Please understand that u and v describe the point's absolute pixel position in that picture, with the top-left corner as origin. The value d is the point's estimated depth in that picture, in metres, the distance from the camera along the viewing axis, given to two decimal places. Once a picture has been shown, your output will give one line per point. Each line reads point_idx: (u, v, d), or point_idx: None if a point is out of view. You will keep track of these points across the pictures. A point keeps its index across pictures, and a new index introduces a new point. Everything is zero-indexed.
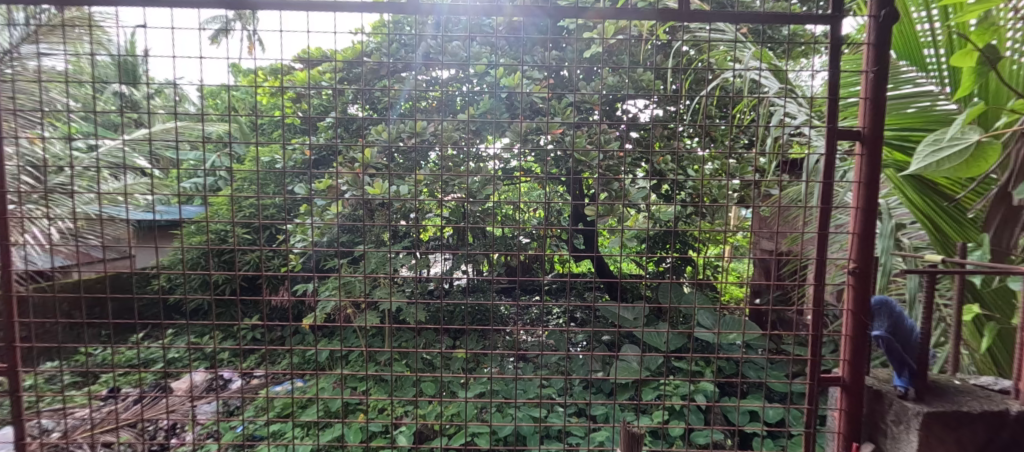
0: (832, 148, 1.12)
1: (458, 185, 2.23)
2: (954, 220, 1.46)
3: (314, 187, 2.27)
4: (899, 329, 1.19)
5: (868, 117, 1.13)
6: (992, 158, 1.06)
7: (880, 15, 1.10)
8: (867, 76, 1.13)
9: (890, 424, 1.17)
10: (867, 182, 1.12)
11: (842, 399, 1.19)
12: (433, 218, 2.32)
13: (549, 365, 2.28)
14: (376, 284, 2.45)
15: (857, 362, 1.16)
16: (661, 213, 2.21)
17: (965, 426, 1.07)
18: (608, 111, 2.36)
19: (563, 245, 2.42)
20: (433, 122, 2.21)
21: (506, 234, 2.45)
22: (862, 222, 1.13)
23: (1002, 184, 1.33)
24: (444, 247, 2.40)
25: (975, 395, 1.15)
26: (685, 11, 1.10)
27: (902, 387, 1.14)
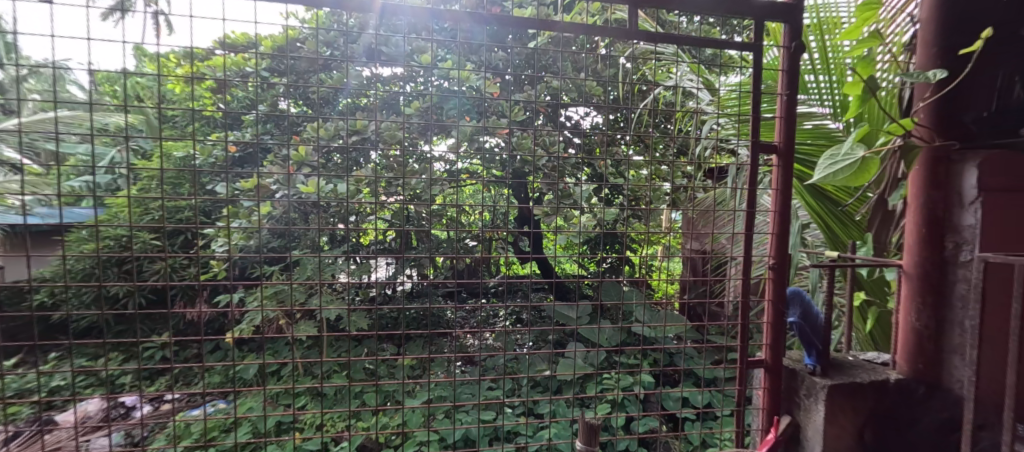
0: (757, 159, 1.26)
1: (400, 185, 2.13)
2: (842, 222, 1.75)
3: (240, 186, 2.02)
4: (807, 316, 1.37)
5: (783, 133, 1.30)
6: (873, 171, 1.27)
7: (791, 46, 1.27)
8: (781, 97, 1.29)
9: (802, 397, 1.36)
10: (782, 188, 1.29)
11: (765, 379, 1.35)
12: (375, 221, 2.21)
13: (496, 368, 2.23)
14: (313, 292, 2.24)
15: (777, 346, 1.32)
16: (605, 215, 2.29)
17: (860, 393, 1.31)
18: (553, 116, 2.37)
19: (509, 247, 2.42)
20: (375, 121, 2.09)
21: (451, 236, 2.39)
22: (779, 224, 1.28)
23: (880, 192, 1.59)
24: (387, 251, 2.29)
25: (865, 368, 1.41)
26: (633, 31, 1.19)
27: (812, 365, 1.34)
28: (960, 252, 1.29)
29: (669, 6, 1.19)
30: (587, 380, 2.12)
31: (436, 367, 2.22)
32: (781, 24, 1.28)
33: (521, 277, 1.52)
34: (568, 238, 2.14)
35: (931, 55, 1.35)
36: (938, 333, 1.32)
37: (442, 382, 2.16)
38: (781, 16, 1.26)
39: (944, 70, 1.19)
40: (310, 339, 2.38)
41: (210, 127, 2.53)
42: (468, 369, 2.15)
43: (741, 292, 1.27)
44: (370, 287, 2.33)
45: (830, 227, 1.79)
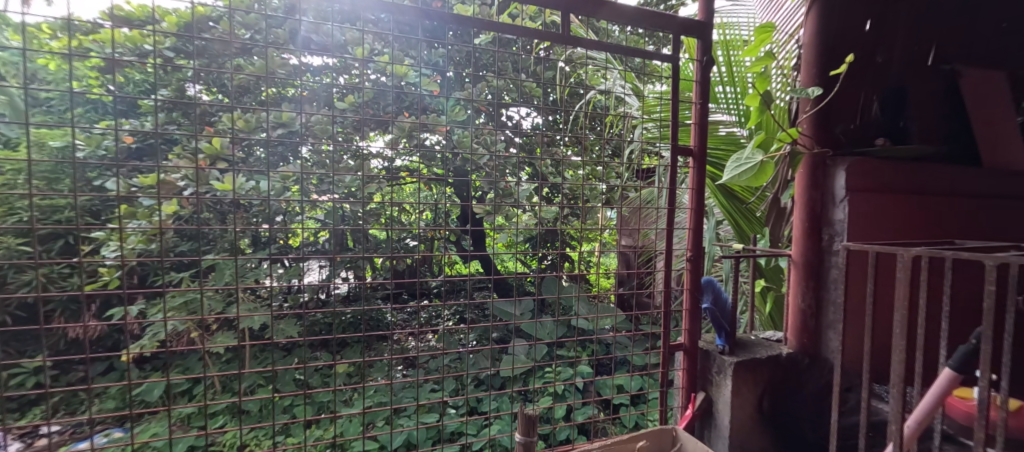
0: (677, 160, 1.39)
1: (333, 183, 2.00)
2: (746, 217, 2.02)
3: (136, 182, 1.73)
4: (718, 302, 1.62)
5: (698, 137, 1.43)
6: (769, 175, 1.45)
7: (703, 59, 1.42)
8: (696, 105, 1.43)
9: (715, 374, 1.62)
10: (697, 187, 1.43)
11: (683, 360, 1.50)
12: (305, 221, 2.02)
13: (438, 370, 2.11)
14: (232, 300, 1.98)
15: (694, 330, 1.47)
16: (545, 212, 2.27)
17: (758, 367, 1.58)
18: (494, 114, 2.25)
19: (451, 247, 2.34)
20: (303, 113, 1.89)
21: (391, 236, 2.27)
22: (694, 219, 1.42)
23: (774, 191, 1.85)
24: (319, 253, 2.10)
25: (764, 345, 1.70)
26: (567, 36, 1.24)
27: (723, 345, 1.61)
28: (832, 242, 1.61)
29: (596, 13, 1.28)
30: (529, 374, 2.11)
31: (376, 374, 2.09)
32: (694, 39, 1.42)
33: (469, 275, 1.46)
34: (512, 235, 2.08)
35: (810, 73, 1.70)
36: (817, 311, 1.63)
37: (382, 387, 2.05)
38: (694, 32, 1.40)
39: (818, 87, 1.51)
40: (229, 352, 2.12)
41: (96, 112, 2.14)
42: (409, 374, 2.04)
43: (664, 283, 1.38)
44: (297, 295, 2.11)
45: (736, 222, 2.04)
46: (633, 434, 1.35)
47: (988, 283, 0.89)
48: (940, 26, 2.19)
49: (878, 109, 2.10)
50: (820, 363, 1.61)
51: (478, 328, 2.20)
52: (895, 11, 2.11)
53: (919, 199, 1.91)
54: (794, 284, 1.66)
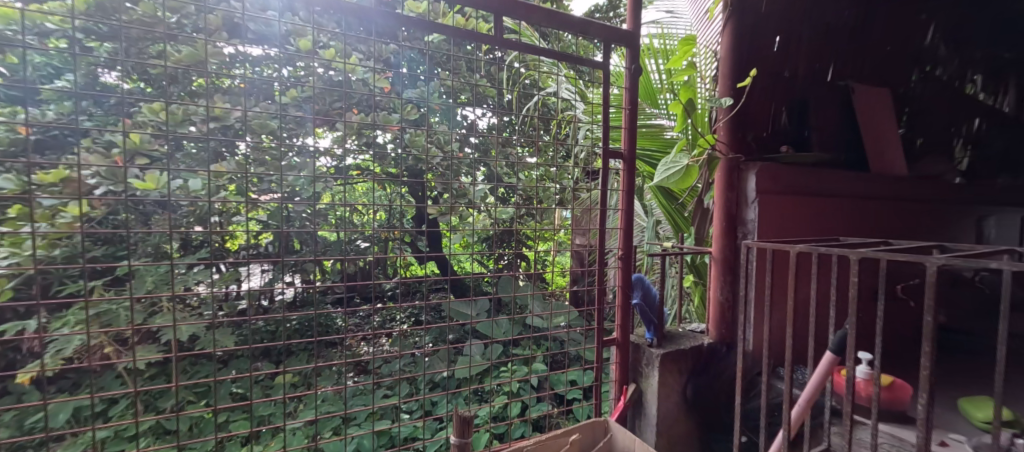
0: (608, 162, 1.49)
1: (275, 182, 1.84)
2: (679, 216, 2.48)
3: (31, 178, 1.49)
4: (647, 296, 1.98)
5: (627, 141, 1.55)
6: (694, 176, 2.04)
7: (633, 67, 1.55)
8: (625, 111, 1.55)
9: (645, 365, 2.00)
10: (627, 188, 1.56)
11: (617, 354, 1.65)
12: (244, 222, 1.86)
13: (392, 375, 2.03)
14: (155, 311, 1.78)
15: (626, 325, 1.63)
16: (501, 212, 2.24)
17: (681, 357, 1.98)
18: (449, 114, 2.20)
19: (406, 248, 2.23)
20: (238, 106, 1.74)
21: (340, 237, 2.14)
22: (625, 219, 1.55)
23: (702, 194, 2.34)
24: (261, 256, 1.95)
25: (690, 336, 2.13)
26: (500, 37, 1.29)
27: (651, 338, 1.98)
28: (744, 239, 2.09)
29: (529, 16, 1.35)
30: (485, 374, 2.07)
31: (325, 384, 1.98)
32: (622, 47, 1.55)
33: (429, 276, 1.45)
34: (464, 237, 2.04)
35: (727, 75, 2.16)
36: (732, 303, 2.09)
37: (330, 395, 1.95)
38: (624, 41, 1.54)
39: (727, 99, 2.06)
40: (152, 366, 1.89)
41: None
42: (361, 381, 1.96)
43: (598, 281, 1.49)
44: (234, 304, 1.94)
45: (673, 220, 2.51)
46: (568, 428, 1.40)
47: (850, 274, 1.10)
48: (835, 49, 2.63)
49: (785, 118, 2.44)
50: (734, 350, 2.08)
51: (433, 329, 2.15)
52: (799, 34, 2.45)
53: (818, 202, 2.27)
54: (715, 277, 2.09)
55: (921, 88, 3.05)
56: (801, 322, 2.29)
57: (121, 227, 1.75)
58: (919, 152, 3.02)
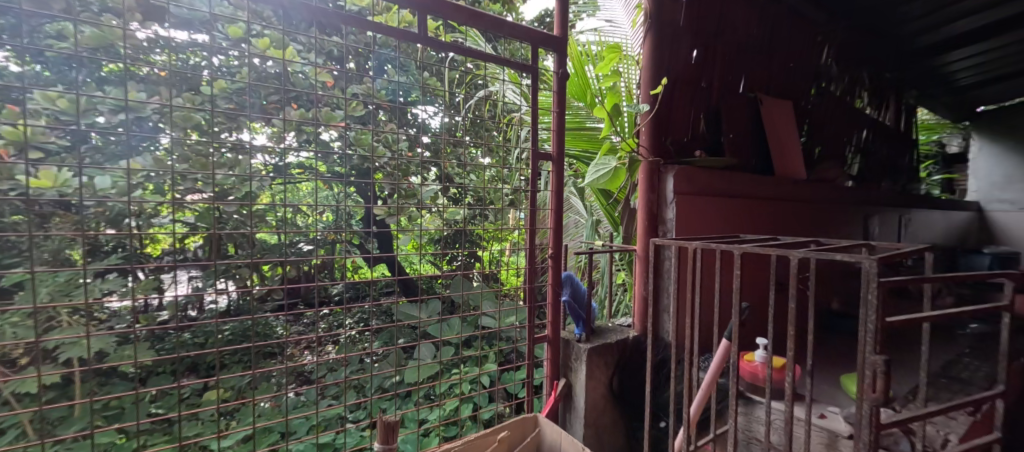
0: (536, 162, 1.70)
1: (204, 181, 1.70)
2: (610, 214, 2.63)
3: None
4: (575, 293, 2.15)
5: (556, 141, 1.77)
6: (619, 176, 2.29)
7: (562, 71, 1.74)
8: (556, 113, 1.77)
9: (573, 360, 2.15)
10: (557, 188, 1.79)
11: (548, 350, 1.85)
12: (168, 225, 1.70)
13: (337, 384, 1.94)
14: (53, 325, 1.57)
15: (556, 321, 1.82)
16: (454, 213, 2.23)
17: (607, 352, 2.15)
18: (398, 113, 2.16)
19: (356, 250, 2.14)
20: (157, 97, 1.59)
21: (280, 240, 2.02)
22: (555, 218, 1.77)
23: (628, 196, 2.56)
24: (188, 261, 1.79)
25: (616, 330, 2.34)
26: (424, 36, 1.36)
27: (580, 333, 2.16)
28: (664, 234, 2.28)
29: (455, 16, 1.44)
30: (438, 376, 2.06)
31: (259, 396, 1.86)
32: (551, 51, 1.75)
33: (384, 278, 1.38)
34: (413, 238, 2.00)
35: (648, 78, 2.33)
36: (653, 297, 2.29)
37: (268, 410, 1.83)
38: (553, 46, 1.73)
39: (644, 105, 2.30)
40: (51, 390, 1.66)
41: None
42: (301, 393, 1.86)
43: (528, 277, 1.69)
44: (156, 314, 1.79)
45: (609, 218, 2.66)
46: (498, 425, 1.56)
47: (736, 268, 1.33)
48: (746, 62, 2.91)
49: (704, 125, 2.64)
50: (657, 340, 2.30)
51: (383, 333, 2.08)
52: (714, 46, 2.67)
53: (729, 204, 2.52)
54: (639, 272, 2.27)
55: (814, 104, 3.49)
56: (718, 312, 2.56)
57: (10, 231, 1.51)
58: (815, 159, 3.45)
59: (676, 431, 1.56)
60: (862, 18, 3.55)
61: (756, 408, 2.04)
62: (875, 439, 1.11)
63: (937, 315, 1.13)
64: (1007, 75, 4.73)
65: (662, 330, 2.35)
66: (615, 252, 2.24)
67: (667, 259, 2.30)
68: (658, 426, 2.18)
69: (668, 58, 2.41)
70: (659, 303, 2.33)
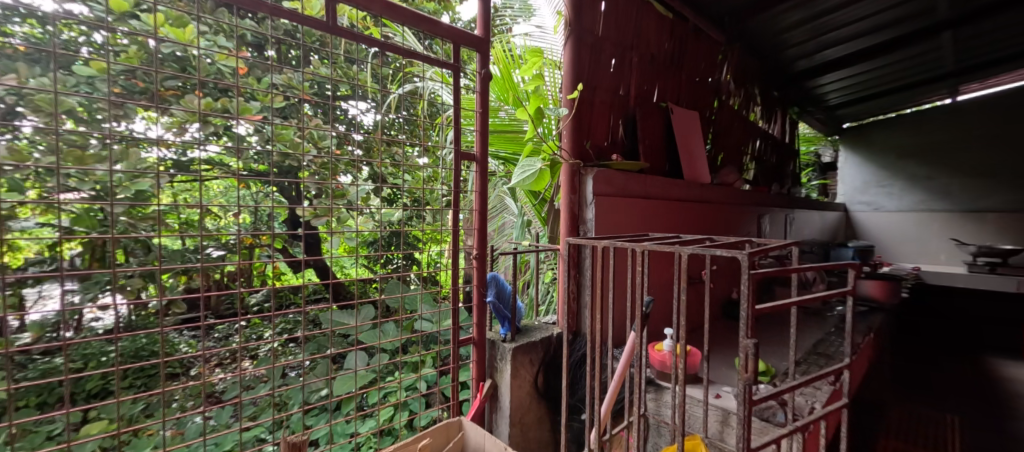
0: (460, 163, 1.72)
1: (80, 177, 1.46)
2: (539, 214, 2.69)
3: None
4: (501, 293, 2.18)
5: (479, 142, 1.81)
6: (543, 178, 2.32)
7: (485, 71, 1.79)
8: (478, 113, 1.81)
9: (498, 360, 2.16)
10: (481, 190, 1.82)
11: (475, 353, 1.86)
12: (34, 228, 1.47)
13: (254, 403, 1.77)
14: None
15: (481, 322, 1.84)
16: (387, 215, 2.13)
17: (532, 350, 2.19)
18: (324, 109, 2.04)
19: (279, 255, 1.98)
20: (17, 77, 1.36)
21: (186, 245, 1.82)
22: (479, 221, 1.82)
23: (551, 199, 2.62)
24: (63, 272, 1.54)
25: (541, 328, 2.39)
26: (332, 25, 1.27)
27: (505, 334, 2.18)
28: (585, 234, 2.37)
29: (369, 7, 1.39)
30: (371, 387, 1.95)
31: (157, 424, 1.66)
32: (475, 51, 1.78)
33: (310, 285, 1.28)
34: (343, 242, 1.85)
35: (568, 82, 2.42)
36: (575, 292, 2.37)
37: (167, 439, 1.61)
38: (476, 46, 1.76)
39: (564, 108, 2.37)
40: None
41: None
42: (210, 417, 1.68)
43: (454, 277, 1.69)
44: (15, 335, 1.50)
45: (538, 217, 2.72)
46: (420, 432, 1.53)
47: (640, 266, 1.46)
48: (659, 74, 3.12)
49: (622, 131, 2.81)
50: (580, 336, 2.38)
51: (309, 343, 1.87)
52: (631, 57, 2.84)
53: (643, 204, 2.67)
54: (563, 271, 2.35)
55: (715, 115, 3.83)
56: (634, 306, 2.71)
57: None
58: (717, 165, 3.80)
59: (592, 422, 1.62)
60: (753, 44, 4.03)
61: (664, 393, 2.18)
62: (749, 414, 1.21)
63: (805, 300, 1.27)
64: (865, 98, 5.62)
65: (584, 326, 2.43)
66: (540, 252, 2.30)
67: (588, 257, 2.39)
68: (578, 418, 2.28)
69: (588, 64, 2.51)
70: (581, 299, 2.42)
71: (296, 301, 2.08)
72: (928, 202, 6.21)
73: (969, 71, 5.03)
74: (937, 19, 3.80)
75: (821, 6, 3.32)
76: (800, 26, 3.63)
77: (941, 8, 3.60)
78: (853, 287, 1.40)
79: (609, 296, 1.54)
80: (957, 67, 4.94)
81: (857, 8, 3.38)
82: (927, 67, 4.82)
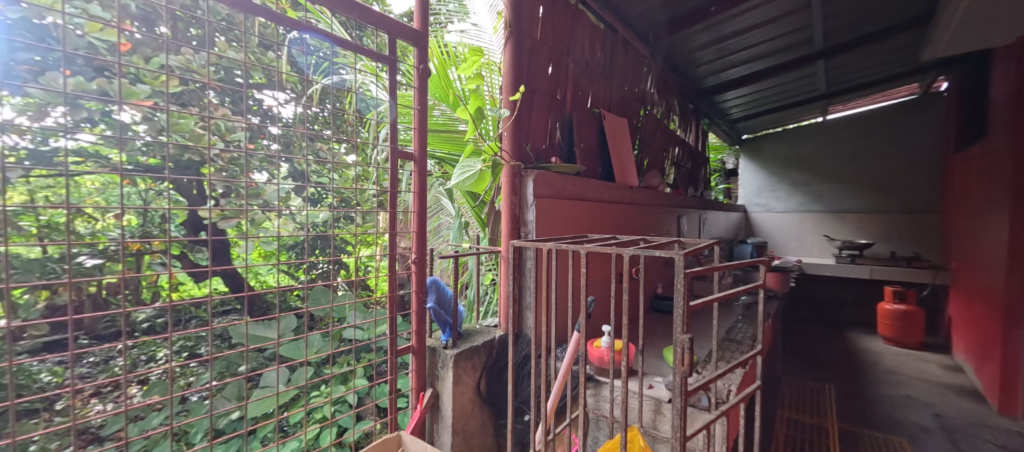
0: (397, 162, 1.63)
1: None
2: (478, 216, 2.63)
3: None
4: (440, 297, 2.11)
5: (418, 142, 1.74)
6: (483, 179, 2.28)
7: (422, 67, 1.74)
8: (416, 111, 1.74)
9: (437, 368, 2.07)
10: (420, 192, 1.74)
11: (414, 361, 1.82)
12: None
13: (144, 437, 1.54)
14: None
15: (421, 330, 1.80)
16: (311, 217, 1.97)
17: (473, 355, 2.12)
18: (231, 99, 1.86)
19: (173, 263, 1.76)
20: None
21: (51, 254, 1.56)
22: (418, 223, 1.74)
23: (491, 202, 2.57)
24: None
25: (483, 331, 2.33)
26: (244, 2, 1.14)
27: (445, 340, 2.07)
28: (525, 236, 2.34)
29: None
30: (290, 404, 1.77)
31: None
32: (412, 45, 1.73)
33: (217, 297, 1.16)
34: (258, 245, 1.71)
35: (510, 84, 2.38)
36: (517, 296, 2.33)
37: None
38: (414, 40, 1.72)
39: (506, 109, 2.34)
40: None
41: None
42: None
43: (390, 284, 1.59)
44: None
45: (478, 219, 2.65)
46: None
47: (580, 266, 1.44)
48: (593, 80, 3.18)
49: (559, 135, 2.82)
50: (522, 338, 2.34)
51: (216, 361, 1.69)
52: (568, 61, 2.87)
53: (580, 205, 2.70)
54: (505, 273, 2.30)
55: (642, 122, 4.00)
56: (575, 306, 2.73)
57: None
58: (643, 169, 3.98)
59: (534, 425, 1.58)
60: (671, 61, 4.28)
61: (603, 389, 2.21)
62: (684, 404, 1.23)
63: (733, 293, 1.32)
64: (760, 113, 6.16)
65: (525, 327, 2.39)
66: (482, 254, 2.23)
67: (529, 259, 2.36)
68: (521, 419, 2.23)
69: (529, 67, 2.50)
70: (522, 301, 2.39)
71: (198, 315, 1.82)
72: (806, 204, 6.83)
73: (839, 94, 5.72)
74: (815, 49, 4.32)
75: (725, 30, 3.67)
76: (706, 47, 3.99)
77: (818, 39, 4.10)
78: (763, 280, 1.50)
79: (551, 296, 1.52)
80: (830, 89, 5.61)
81: (755, 34, 3.78)
82: (806, 88, 5.41)
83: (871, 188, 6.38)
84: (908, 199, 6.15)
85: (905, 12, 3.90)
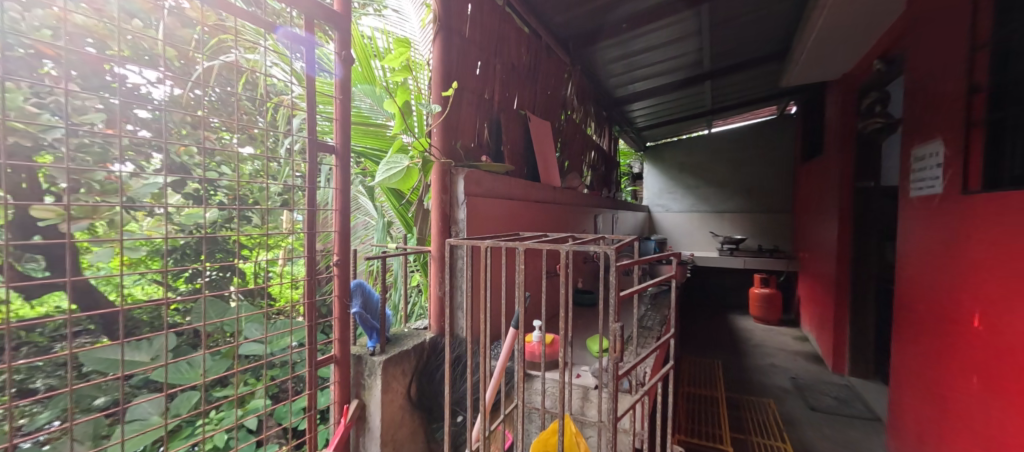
0: (316, 156, 1.46)
1: None
2: (402, 215, 2.49)
3: None
4: (367, 302, 1.96)
5: (340, 133, 1.58)
6: (411, 176, 2.14)
7: (344, 53, 1.59)
8: (338, 101, 1.58)
9: (365, 376, 1.91)
10: (342, 187, 1.58)
11: (337, 371, 1.64)
12: None
13: None
14: None
15: (344, 338, 1.64)
16: (191, 218, 1.79)
17: (402, 360, 1.98)
18: (86, 75, 1.66)
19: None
20: None
21: None
22: (341, 221, 1.58)
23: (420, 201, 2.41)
24: None
25: (411, 334, 2.20)
26: None
27: (372, 347, 1.91)
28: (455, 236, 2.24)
29: None
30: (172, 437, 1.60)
31: None
32: (332, 29, 1.58)
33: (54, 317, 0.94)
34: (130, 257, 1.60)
35: (441, 79, 2.28)
36: (449, 297, 2.22)
37: None
38: (334, 22, 1.56)
39: (437, 105, 2.23)
40: None
41: None
42: None
43: (307, 290, 1.42)
44: None
45: (402, 218, 2.50)
46: None
47: (518, 265, 1.37)
48: (519, 81, 3.15)
49: (487, 134, 2.74)
50: (455, 339, 2.24)
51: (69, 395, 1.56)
52: (496, 59, 2.81)
53: (509, 203, 2.66)
54: (435, 274, 2.19)
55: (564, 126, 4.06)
56: (507, 303, 2.67)
57: None
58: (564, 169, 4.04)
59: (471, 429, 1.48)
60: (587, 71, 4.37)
61: (535, 382, 2.18)
62: (616, 391, 1.22)
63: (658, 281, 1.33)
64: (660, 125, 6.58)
65: (458, 327, 2.29)
66: (409, 253, 2.11)
67: (460, 259, 2.27)
68: (456, 421, 2.13)
69: (458, 63, 2.40)
70: (454, 301, 2.29)
71: (31, 340, 1.60)
72: (696, 206, 7.33)
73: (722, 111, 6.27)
74: (703, 71, 4.65)
75: (633, 47, 3.82)
76: (618, 61, 4.13)
77: (706, 63, 4.42)
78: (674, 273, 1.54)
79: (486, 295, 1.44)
80: (713, 108, 6.13)
81: (660, 52, 3.98)
82: (693, 105, 5.85)
83: (743, 192, 7.01)
84: (768, 202, 6.85)
85: (773, 46, 4.34)
